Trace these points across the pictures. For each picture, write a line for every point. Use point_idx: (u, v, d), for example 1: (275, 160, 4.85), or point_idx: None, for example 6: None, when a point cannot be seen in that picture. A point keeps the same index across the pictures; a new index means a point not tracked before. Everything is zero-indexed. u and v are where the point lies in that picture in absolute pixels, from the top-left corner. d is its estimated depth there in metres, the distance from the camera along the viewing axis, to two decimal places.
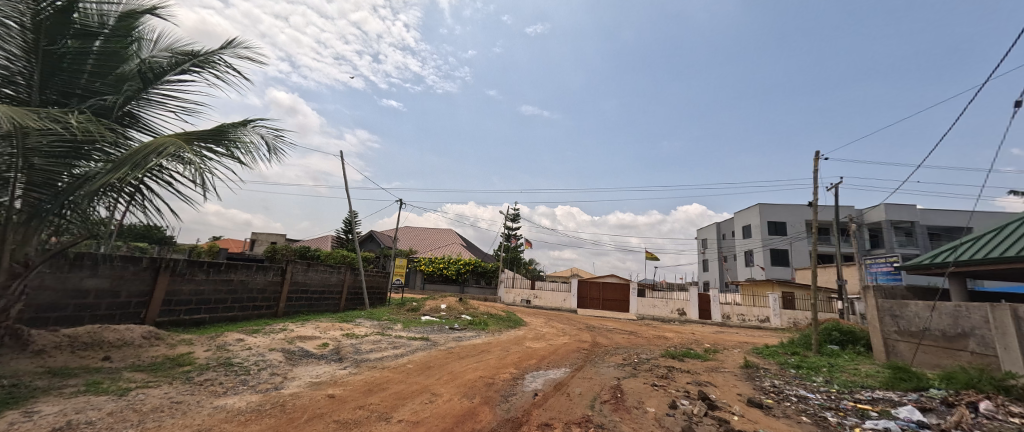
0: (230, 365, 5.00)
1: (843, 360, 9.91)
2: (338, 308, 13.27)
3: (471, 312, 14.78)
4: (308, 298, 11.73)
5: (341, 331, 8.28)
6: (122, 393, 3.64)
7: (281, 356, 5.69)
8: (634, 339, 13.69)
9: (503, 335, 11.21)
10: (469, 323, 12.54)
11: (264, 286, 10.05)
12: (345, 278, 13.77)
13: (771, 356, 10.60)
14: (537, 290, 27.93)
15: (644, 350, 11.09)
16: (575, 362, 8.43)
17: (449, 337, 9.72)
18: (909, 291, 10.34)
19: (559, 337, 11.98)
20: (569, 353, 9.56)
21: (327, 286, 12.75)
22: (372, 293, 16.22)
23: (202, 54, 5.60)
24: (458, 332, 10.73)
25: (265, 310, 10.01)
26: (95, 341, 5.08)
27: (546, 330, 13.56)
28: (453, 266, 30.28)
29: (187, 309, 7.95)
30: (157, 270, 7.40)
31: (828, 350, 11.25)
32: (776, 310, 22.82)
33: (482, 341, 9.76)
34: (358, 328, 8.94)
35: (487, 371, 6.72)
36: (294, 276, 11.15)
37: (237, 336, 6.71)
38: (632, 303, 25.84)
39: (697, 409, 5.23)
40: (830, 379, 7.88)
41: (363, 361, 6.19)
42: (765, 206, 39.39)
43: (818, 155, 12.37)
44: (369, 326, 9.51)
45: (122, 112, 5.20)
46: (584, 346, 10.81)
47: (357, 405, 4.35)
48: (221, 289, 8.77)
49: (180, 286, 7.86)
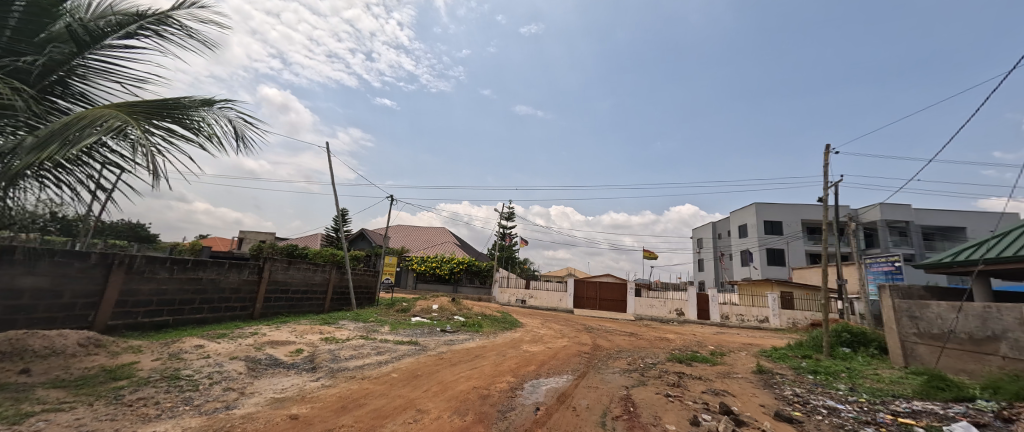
0: (176, 378, 4.21)
1: (860, 365, 9.35)
2: (323, 309, 12.46)
3: (464, 313, 14.02)
4: (289, 299, 10.92)
5: (320, 334, 7.49)
6: (14, 422, 2.84)
7: (243, 366, 4.89)
8: (636, 341, 13.07)
9: (498, 338, 10.47)
10: (462, 325, 11.81)
11: (240, 285, 9.24)
12: (331, 276, 12.96)
13: (783, 360, 9.97)
14: (532, 290, 27.24)
15: (649, 353, 10.42)
16: (578, 369, 7.70)
17: (441, 340, 8.98)
18: (927, 291, 9.76)
19: (558, 340, 11.26)
20: (570, 357, 8.87)
21: (311, 285, 11.95)
22: (359, 293, 15.40)
23: (150, 15, 4.62)
24: (450, 335, 9.97)
25: (239, 311, 9.18)
26: (16, 350, 4.28)
27: (543, 332, 12.87)
28: (445, 265, 29.46)
29: (147, 311, 7.14)
30: (109, 267, 6.56)
31: (840, 353, 10.72)
32: (776, 310, 22.41)
33: (476, 345, 9.01)
34: (341, 331, 8.17)
35: (482, 381, 5.98)
36: (273, 275, 10.33)
37: (196, 341, 5.91)
38: (630, 303, 25.27)
39: (723, 425, 4.56)
40: (853, 386, 7.29)
41: (340, 370, 5.41)
42: (761, 206, 39.07)
43: (828, 148, 11.83)
44: (353, 328, 8.73)
45: (50, 79, 4.31)
46: (585, 350, 10.10)
47: (326, 428, 3.59)
48: (187, 288, 7.97)
49: (139, 285, 7.05)
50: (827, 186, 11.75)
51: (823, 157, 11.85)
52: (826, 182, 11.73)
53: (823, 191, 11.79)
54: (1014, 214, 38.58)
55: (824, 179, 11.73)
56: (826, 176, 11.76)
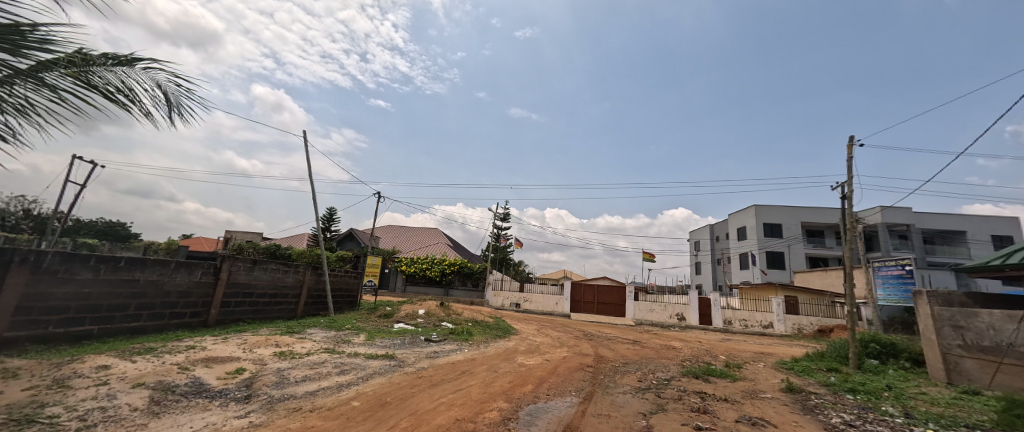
0: (26, 423, 2.96)
1: (897, 380, 8.31)
2: (294, 315, 11.17)
3: (453, 319, 12.77)
4: (253, 304, 9.65)
5: (275, 348, 6.22)
6: None
7: (143, 399, 3.65)
8: (641, 350, 11.93)
9: (490, 349, 9.28)
10: (450, 333, 10.61)
11: (189, 289, 7.95)
12: (305, 278, 11.67)
13: (811, 375, 8.85)
14: (526, 293, 26.01)
15: (659, 366, 9.28)
16: (584, 390, 6.53)
17: (423, 353, 7.73)
18: (969, 298, 8.76)
19: (557, 350, 10.08)
20: (572, 373, 7.69)
21: (280, 287, 10.64)
22: (338, 296, 14.07)
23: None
24: (436, 346, 8.74)
25: (189, 318, 7.91)
26: None
27: (540, 340, 11.71)
28: (436, 266, 28.19)
29: (62, 320, 5.91)
30: (7, 265, 5.29)
31: (869, 365, 9.67)
32: (780, 315, 21.47)
33: (464, 359, 7.80)
34: (303, 342, 6.90)
35: (467, 410, 4.77)
36: (233, 276, 9.05)
37: (102, 361, 4.64)
38: (629, 308, 24.19)
39: None
40: (906, 410, 6.25)
41: (281, 400, 4.16)
42: (761, 207, 38.26)
43: (853, 141, 10.78)
44: (319, 339, 7.46)
45: None
46: (588, 363, 8.91)
47: None
48: (120, 292, 6.71)
49: (51, 288, 5.79)
50: (850, 182, 10.72)
51: (847, 150, 10.82)
52: (850, 177, 10.72)
53: (847, 187, 10.76)
54: (1014, 219, 38.19)
55: (848, 174, 10.71)
56: (850, 170, 10.74)
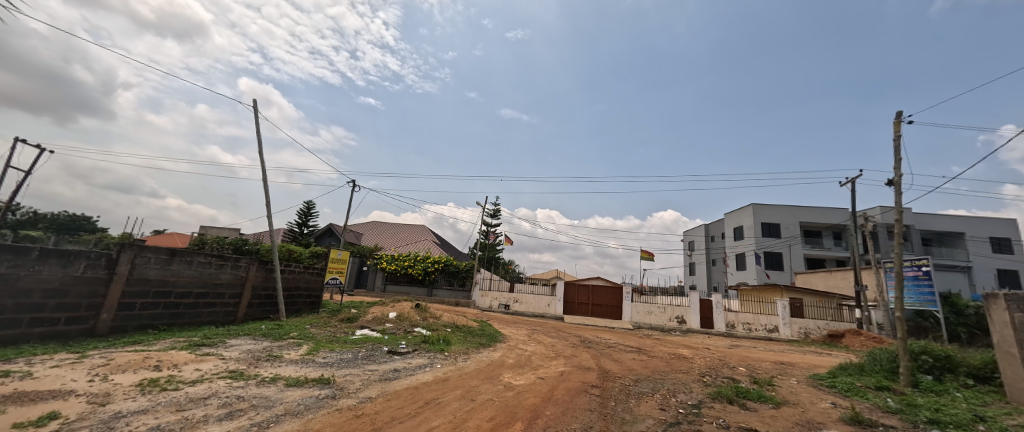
0: None
1: (975, 404, 6.70)
2: (231, 319, 9.13)
3: (430, 324, 10.86)
4: (171, 306, 7.67)
5: (149, 373, 4.27)
6: None
7: None
8: (649, 361, 10.19)
9: (470, 363, 7.44)
10: (423, 342, 8.75)
11: (64, 287, 5.96)
12: (247, 274, 9.63)
13: (866, 398, 7.14)
14: (516, 294, 24.18)
15: (677, 385, 7.50)
16: (593, 428, 4.70)
17: (376, 373, 5.77)
18: None
19: (552, 364, 8.29)
20: (575, 398, 5.86)
21: (211, 286, 8.61)
22: (296, 296, 12.04)
23: None
24: (400, 360, 6.89)
25: (60, 325, 5.91)
26: None
27: (531, 350, 9.88)
28: (419, 264, 26.16)
29: None
30: None
31: (925, 382, 8.09)
32: (786, 318, 19.97)
33: (433, 380, 5.91)
34: (202, 362, 4.91)
35: None
36: (137, 270, 7.01)
37: None
38: (625, 309, 22.57)
39: None
40: None
41: None
42: (759, 206, 36.99)
43: (900, 116, 9.12)
44: (233, 356, 5.46)
45: None
46: (592, 381, 7.08)
47: None
48: None
49: None
50: (898, 166, 9.03)
51: (894, 127, 9.15)
52: (897, 160, 9.02)
53: (895, 172, 9.06)
54: (1011, 220, 37.43)
55: (897, 156, 9.02)
56: (898, 152, 9.05)
